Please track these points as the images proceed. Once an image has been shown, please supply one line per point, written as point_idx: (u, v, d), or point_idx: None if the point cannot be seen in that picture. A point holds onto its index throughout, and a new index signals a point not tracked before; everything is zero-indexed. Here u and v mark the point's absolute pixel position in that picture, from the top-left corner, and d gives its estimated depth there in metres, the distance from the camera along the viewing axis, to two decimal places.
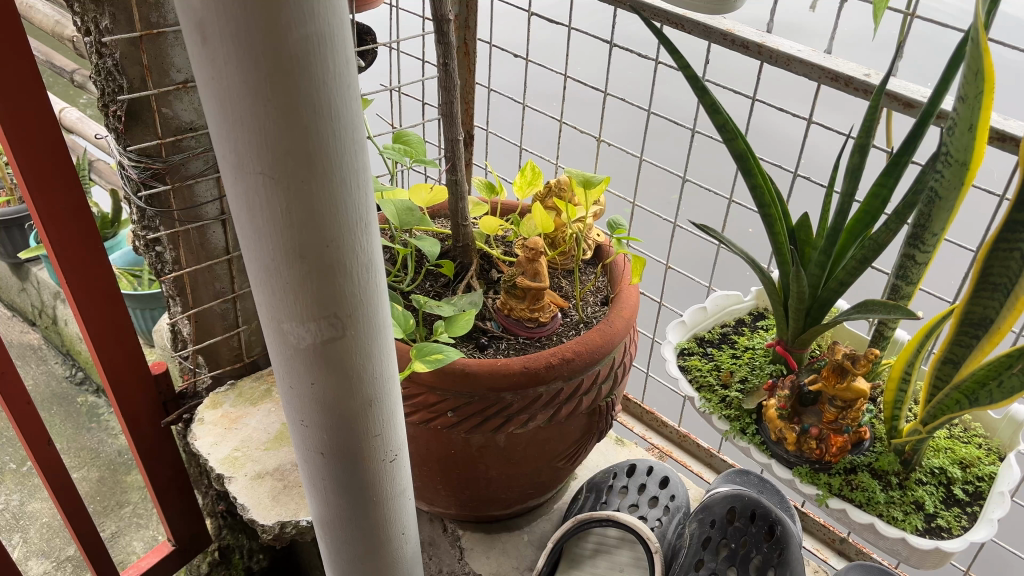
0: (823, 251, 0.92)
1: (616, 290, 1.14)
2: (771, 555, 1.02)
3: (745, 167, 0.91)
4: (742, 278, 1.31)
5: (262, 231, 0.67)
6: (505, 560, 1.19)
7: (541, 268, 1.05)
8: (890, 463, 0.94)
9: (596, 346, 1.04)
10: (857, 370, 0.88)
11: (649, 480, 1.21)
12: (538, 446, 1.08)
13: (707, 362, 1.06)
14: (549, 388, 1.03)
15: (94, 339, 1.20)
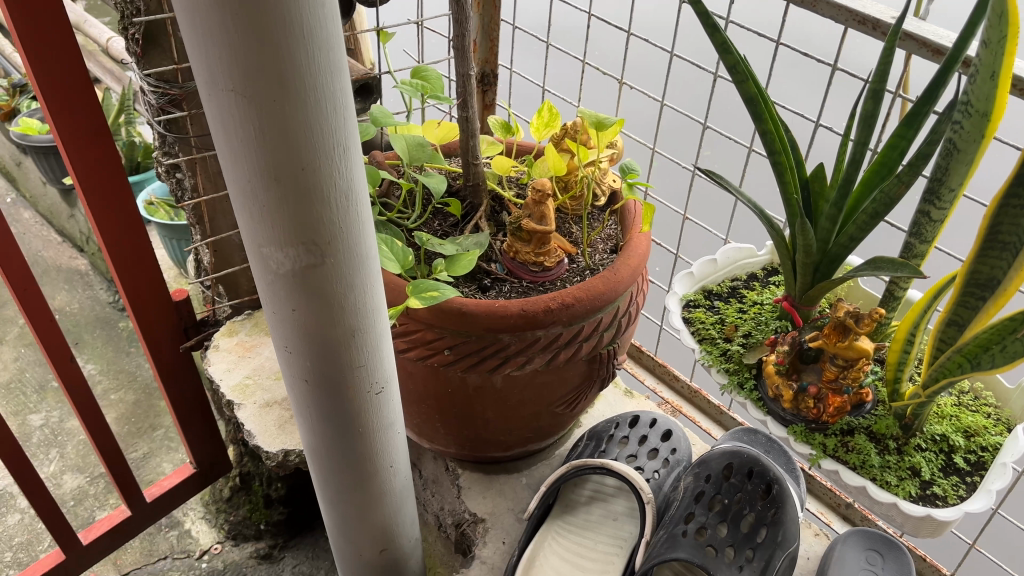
0: (834, 204, 0.88)
1: (626, 238, 1.12)
2: (765, 514, 1.01)
3: (755, 112, 0.87)
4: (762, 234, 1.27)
5: (237, 151, 0.67)
6: (501, 500, 1.19)
7: (548, 212, 1.03)
8: (890, 428, 0.91)
9: (598, 292, 1.03)
10: (858, 328, 0.85)
11: (651, 432, 1.19)
12: (535, 390, 1.08)
13: (712, 316, 1.03)
14: (548, 331, 1.02)
15: (116, 262, 1.21)
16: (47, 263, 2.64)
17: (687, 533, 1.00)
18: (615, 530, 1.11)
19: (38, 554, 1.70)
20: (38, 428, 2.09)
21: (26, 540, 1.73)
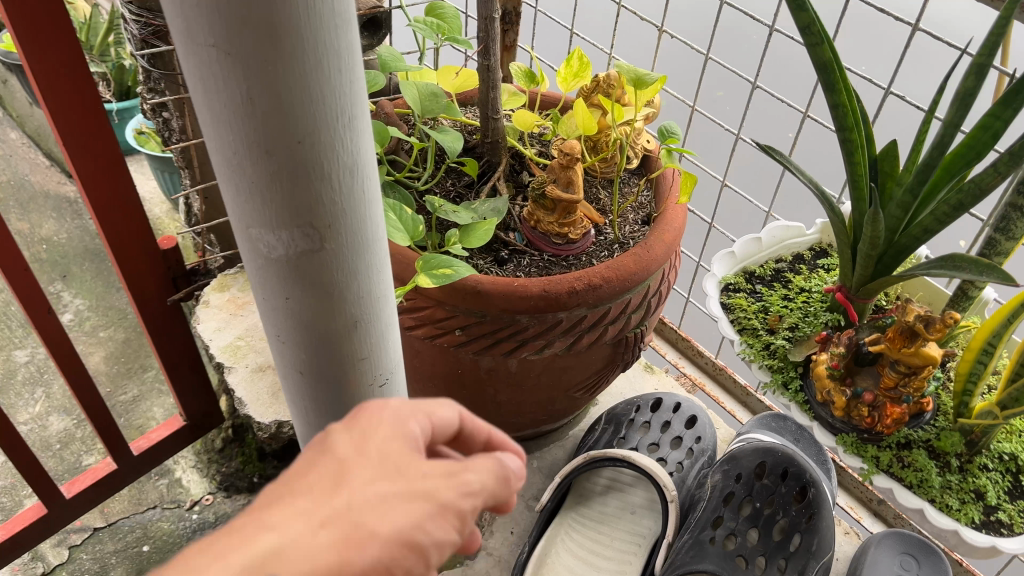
0: (909, 188, 0.77)
1: (660, 209, 1.00)
2: (799, 520, 0.93)
3: (827, 81, 0.75)
4: (806, 206, 1.16)
5: (221, 118, 0.55)
6: (510, 486, 1.10)
7: (575, 179, 0.92)
8: (954, 443, 0.80)
9: (629, 272, 0.92)
10: (927, 334, 0.75)
11: (675, 418, 1.10)
12: (553, 375, 0.98)
13: (754, 303, 0.93)
14: (570, 314, 0.92)
15: (97, 210, 1.08)
16: (34, 189, 2.51)
17: (715, 540, 0.92)
18: (633, 525, 1.03)
19: (22, 500, 1.63)
20: (23, 365, 2.01)
21: (9, 485, 1.65)
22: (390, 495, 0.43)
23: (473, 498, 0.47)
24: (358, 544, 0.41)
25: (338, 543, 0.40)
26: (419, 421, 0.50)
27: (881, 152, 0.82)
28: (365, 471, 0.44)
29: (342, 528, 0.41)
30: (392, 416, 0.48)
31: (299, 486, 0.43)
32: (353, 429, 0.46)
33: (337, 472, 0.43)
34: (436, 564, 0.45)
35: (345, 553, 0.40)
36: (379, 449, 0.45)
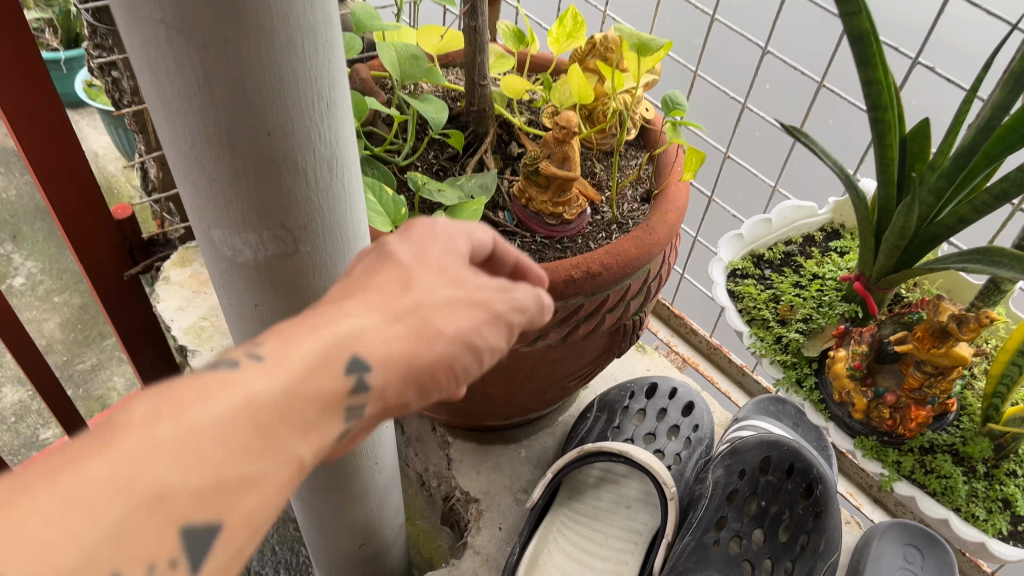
0: (945, 173, 0.70)
1: (660, 186, 0.92)
2: (805, 520, 0.88)
3: (862, 55, 0.67)
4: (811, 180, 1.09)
5: (175, 107, 0.46)
6: (497, 477, 1.03)
7: (571, 154, 0.84)
8: (983, 448, 0.75)
9: (630, 258, 0.85)
10: (960, 335, 0.69)
11: (671, 405, 1.04)
12: (546, 366, 0.91)
13: (764, 291, 0.86)
14: (566, 303, 0.85)
15: (42, 177, 0.98)
16: None
17: (719, 542, 0.87)
18: (628, 520, 0.97)
19: None
20: None
21: None
22: (454, 301, 0.46)
23: (524, 313, 0.49)
24: (428, 339, 0.44)
25: (409, 336, 0.44)
26: (467, 239, 0.51)
27: (912, 130, 0.75)
28: (431, 279, 0.46)
29: (412, 324, 0.44)
30: (447, 231, 0.50)
31: (369, 284, 0.45)
32: (412, 237, 0.48)
33: (403, 276, 0.45)
34: (489, 364, 0.48)
35: (415, 346, 0.44)
36: (440, 258, 0.48)
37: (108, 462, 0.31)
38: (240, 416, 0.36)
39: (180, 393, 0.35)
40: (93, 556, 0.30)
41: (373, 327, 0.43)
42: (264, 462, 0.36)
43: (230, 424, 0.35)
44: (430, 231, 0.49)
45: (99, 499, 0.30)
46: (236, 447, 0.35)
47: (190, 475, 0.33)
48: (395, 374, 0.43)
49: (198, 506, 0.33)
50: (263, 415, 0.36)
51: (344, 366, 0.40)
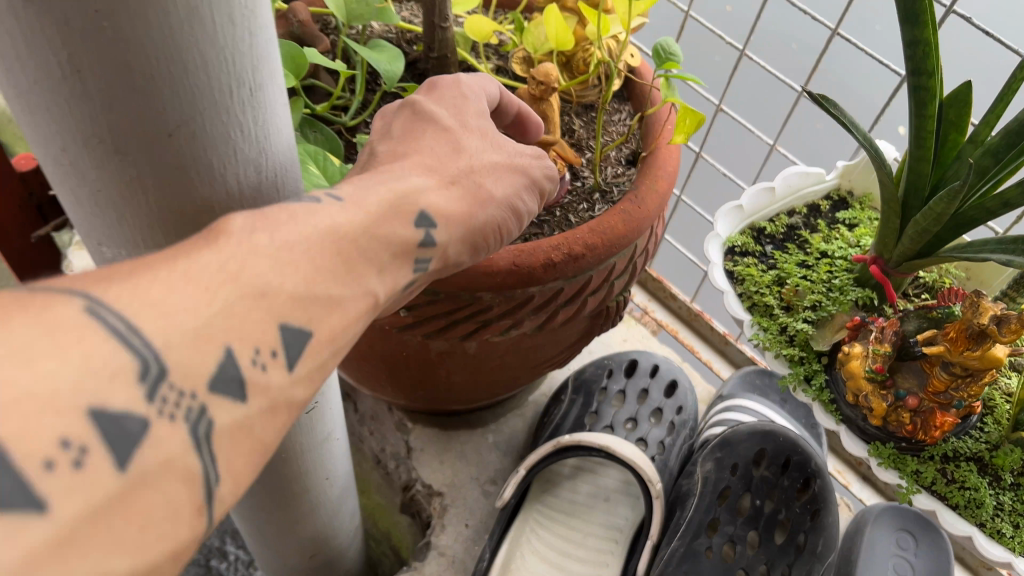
0: (992, 151, 0.61)
1: (649, 147, 0.81)
2: (802, 519, 0.81)
3: (909, 11, 0.55)
4: None
5: (35, 100, 0.33)
6: (462, 467, 0.94)
7: (552, 114, 0.77)
8: (1013, 459, 0.67)
9: (617, 237, 0.74)
10: (999, 338, 0.60)
11: (653, 385, 0.96)
12: (520, 355, 0.80)
13: (766, 272, 0.77)
14: (544, 288, 0.74)
15: None
16: None
17: (711, 550, 0.80)
18: (608, 515, 0.89)
19: None
20: None
21: None
22: (498, 164, 0.57)
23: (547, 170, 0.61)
24: (481, 201, 0.54)
25: (465, 196, 0.54)
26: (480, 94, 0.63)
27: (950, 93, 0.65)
28: (474, 144, 0.57)
29: (466, 186, 0.54)
30: (468, 91, 0.61)
31: (419, 146, 0.55)
32: (443, 98, 0.59)
33: (449, 140, 0.56)
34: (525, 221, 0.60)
35: (471, 206, 0.54)
36: (477, 123, 0.59)
37: (223, 257, 0.35)
38: (327, 240, 0.41)
39: (276, 216, 0.40)
40: (211, 328, 0.34)
41: (433, 189, 0.51)
42: (346, 285, 0.41)
43: (318, 248, 0.40)
44: (457, 94, 0.60)
45: (213, 284, 0.34)
46: (323, 268, 0.40)
47: (287, 281, 0.38)
48: (456, 227, 0.52)
49: (294, 309, 0.38)
50: (346, 243, 0.42)
51: (412, 218, 0.48)
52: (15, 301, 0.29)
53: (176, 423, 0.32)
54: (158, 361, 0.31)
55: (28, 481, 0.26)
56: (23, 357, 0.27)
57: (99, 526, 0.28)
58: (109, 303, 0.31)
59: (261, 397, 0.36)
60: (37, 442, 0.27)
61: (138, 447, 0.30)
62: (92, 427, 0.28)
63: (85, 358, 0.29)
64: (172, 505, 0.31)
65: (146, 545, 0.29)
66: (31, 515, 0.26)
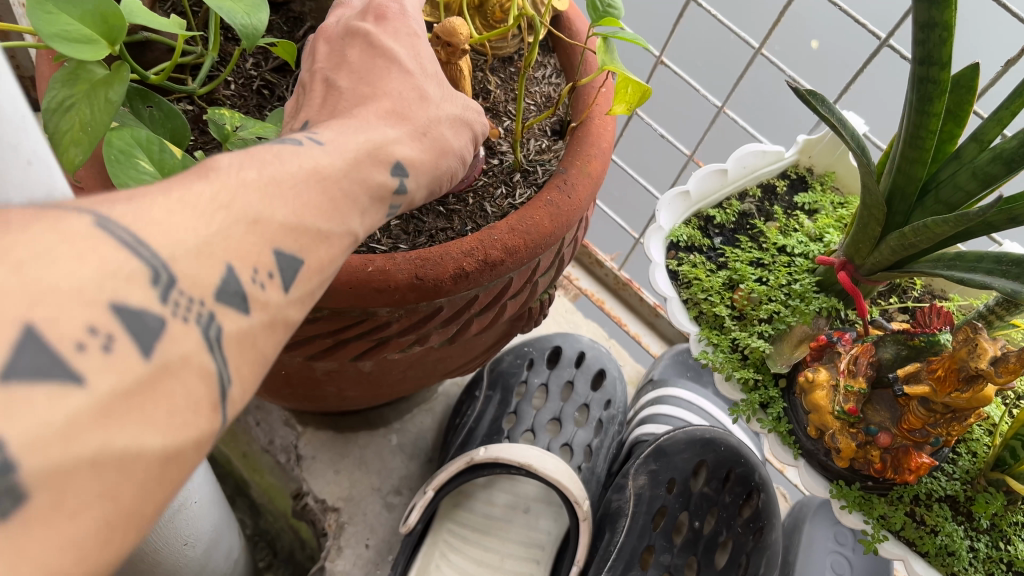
0: (1004, 158, 0.49)
1: (579, 118, 0.67)
2: (745, 540, 0.72)
3: None
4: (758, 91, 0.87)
5: None
6: (360, 476, 0.82)
7: (463, 80, 0.61)
8: (993, 506, 0.58)
9: (541, 238, 0.60)
10: (995, 380, 0.50)
11: (579, 376, 0.85)
12: (424, 367, 0.67)
13: (716, 274, 0.66)
14: (453, 299, 0.60)
15: None
16: None
17: None
18: (527, 530, 0.79)
19: None
20: None
21: None
22: (457, 116, 0.48)
23: None
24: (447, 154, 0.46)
25: (434, 151, 0.44)
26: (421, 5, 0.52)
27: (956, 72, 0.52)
28: (436, 92, 0.47)
29: (434, 138, 0.45)
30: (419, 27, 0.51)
31: (385, 89, 0.45)
32: (399, 34, 0.49)
33: (417, 87, 0.46)
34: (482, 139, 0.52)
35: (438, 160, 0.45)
36: (436, 69, 0.49)
37: (214, 183, 0.30)
38: (313, 182, 0.34)
39: (262, 154, 0.34)
40: (213, 244, 0.28)
41: (402, 138, 0.42)
42: (336, 220, 0.34)
43: (306, 185, 0.34)
44: (412, 31, 0.49)
45: (208, 203, 0.29)
46: (312, 203, 0.33)
47: (277, 210, 0.32)
48: (425, 181, 0.43)
49: (289, 237, 0.32)
50: (333, 184, 0.35)
51: (388, 165, 0.39)
52: (16, 212, 0.24)
53: (189, 325, 0.27)
54: (168, 268, 0.26)
55: (61, 357, 0.22)
56: (40, 258, 0.23)
57: (132, 408, 0.24)
58: (114, 216, 0.26)
59: (262, 314, 0.31)
60: (60, 319, 0.23)
61: (162, 337, 0.26)
62: (115, 316, 0.24)
63: (99, 261, 0.24)
64: (199, 401, 0.26)
65: (180, 432, 0.25)
66: (68, 386, 0.22)
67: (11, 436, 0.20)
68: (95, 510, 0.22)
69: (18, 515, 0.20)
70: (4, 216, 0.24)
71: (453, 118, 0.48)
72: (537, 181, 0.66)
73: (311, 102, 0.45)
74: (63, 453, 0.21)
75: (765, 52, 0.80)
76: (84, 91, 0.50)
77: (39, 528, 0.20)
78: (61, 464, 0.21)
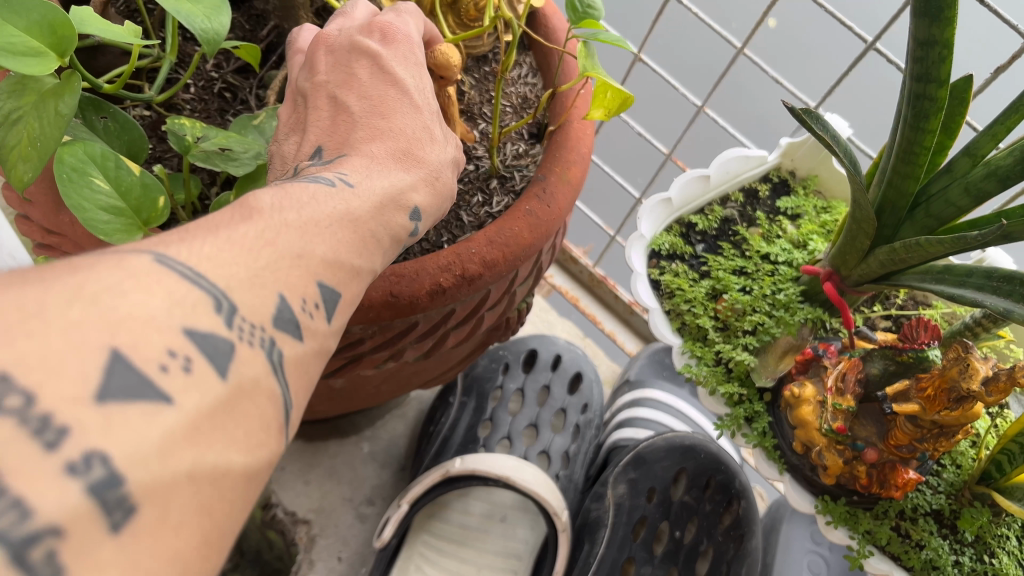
0: (998, 175, 0.47)
1: (557, 122, 0.65)
2: (725, 549, 0.71)
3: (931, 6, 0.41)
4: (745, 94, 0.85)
5: None
6: (332, 487, 0.80)
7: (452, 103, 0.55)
8: (978, 522, 0.57)
9: (520, 251, 0.57)
10: (985, 400, 0.48)
11: (555, 380, 0.84)
12: (398, 380, 0.65)
13: (698, 282, 0.65)
14: (429, 314, 0.57)
15: None
16: None
17: None
18: (504, 540, 0.77)
19: None
20: None
21: None
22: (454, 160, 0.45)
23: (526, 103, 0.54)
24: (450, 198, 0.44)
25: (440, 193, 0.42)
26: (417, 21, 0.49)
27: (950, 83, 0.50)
28: (442, 134, 0.44)
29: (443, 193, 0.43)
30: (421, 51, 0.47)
31: (388, 122, 0.42)
32: (406, 60, 0.45)
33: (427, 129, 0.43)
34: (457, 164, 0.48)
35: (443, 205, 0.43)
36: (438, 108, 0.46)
37: (259, 224, 0.30)
38: (346, 224, 0.34)
39: (297, 194, 0.34)
40: (263, 275, 0.29)
41: (416, 184, 0.40)
42: (366, 257, 0.34)
43: (338, 225, 0.33)
44: (419, 59, 0.46)
45: (255, 241, 0.29)
46: (347, 243, 0.33)
47: (317, 247, 0.32)
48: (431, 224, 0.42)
49: (329, 271, 0.32)
50: (363, 226, 0.35)
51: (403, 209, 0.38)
52: (43, 264, 0.23)
53: (255, 349, 0.27)
54: (227, 297, 0.26)
55: (147, 379, 0.22)
56: (112, 291, 0.23)
57: (215, 425, 0.24)
58: (172, 253, 0.26)
59: (314, 342, 0.30)
60: (141, 343, 0.23)
61: (233, 359, 0.26)
62: (190, 340, 0.24)
63: (165, 292, 0.24)
64: (269, 421, 0.26)
65: (256, 450, 0.25)
66: (156, 405, 0.22)
67: (115, 451, 0.21)
68: (195, 524, 0.22)
69: (129, 529, 0.20)
70: (65, 263, 0.24)
71: (456, 162, 0.45)
72: (514, 188, 0.63)
73: (319, 122, 0.43)
74: (162, 467, 0.21)
75: (747, 52, 0.77)
76: (32, 103, 0.45)
77: (148, 542, 0.20)
78: (162, 478, 0.21)
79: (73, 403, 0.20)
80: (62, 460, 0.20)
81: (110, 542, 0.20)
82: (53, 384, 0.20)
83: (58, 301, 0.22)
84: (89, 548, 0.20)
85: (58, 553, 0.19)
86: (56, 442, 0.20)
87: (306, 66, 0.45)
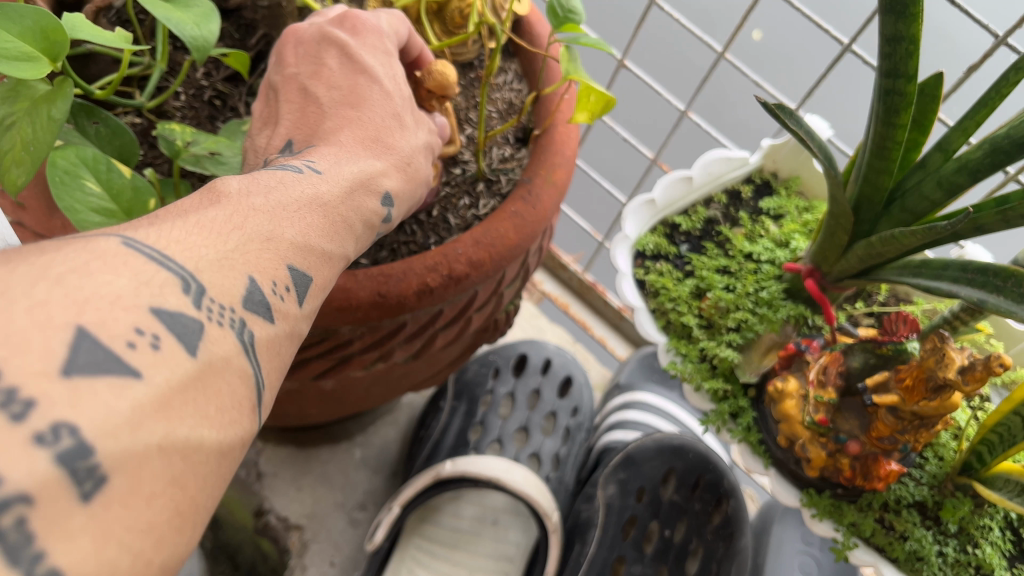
0: (969, 169, 0.48)
1: (543, 126, 0.66)
2: (714, 548, 0.72)
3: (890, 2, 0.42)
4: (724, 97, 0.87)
5: None
6: (323, 492, 0.81)
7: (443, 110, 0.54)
8: (960, 511, 0.58)
9: (504, 252, 0.58)
10: (962, 389, 0.48)
11: (545, 383, 0.84)
12: (387, 383, 0.65)
13: (682, 282, 0.66)
14: (417, 314, 0.58)
15: None
16: None
17: None
18: (496, 543, 0.78)
19: None
20: None
21: None
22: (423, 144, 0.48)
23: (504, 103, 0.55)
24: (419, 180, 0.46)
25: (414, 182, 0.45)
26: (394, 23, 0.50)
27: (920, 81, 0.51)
28: (413, 119, 0.48)
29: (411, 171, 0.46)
30: (393, 46, 0.49)
31: (360, 113, 0.45)
32: (372, 49, 0.48)
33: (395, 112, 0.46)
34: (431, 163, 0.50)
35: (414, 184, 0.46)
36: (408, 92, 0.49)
37: (227, 208, 0.32)
38: (315, 208, 0.36)
39: (268, 178, 0.36)
40: (232, 257, 0.30)
41: (388, 169, 0.43)
42: (336, 240, 0.36)
43: (308, 210, 0.36)
44: (387, 47, 0.49)
45: (222, 225, 0.31)
46: (315, 227, 0.35)
47: (286, 230, 0.34)
48: (404, 209, 0.45)
49: (299, 255, 0.34)
50: (334, 210, 0.38)
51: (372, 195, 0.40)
52: (19, 249, 0.25)
53: (226, 328, 0.28)
54: (196, 278, 0.28)
55: (115, 354, 0.23)
56: (80, 272, 0.24)
57: (186, 401, 0.25)
58: (140, 237, 0.28)
59: (286, 324, 0.32)
60: (108, 321, 0.24)
61: (203, 338, 0.27)
62: (158, 318, 0.25)
63: (132, 273, 0.26)
64: (241, 399, 0.28)
65: (228, 427, 0.26)
66: (125, 378, 0.23)
67: (83, 424, 0.21)
68: (167, 495, 0.23)
69: (99, 498, 0.21)
70: (41, 247, 0.25)
71: (427, 147, 0.48)
72: (501, 191, 0.65)
73: (288, 115, 0.45)
74: (131, 438, 0.22)
75: (729, 56, 0.79)
76: (25, 109, 0.46)
77: (119, 510, 0.21)
78: (132, 450, 0.22)
79: (39, 376, 0.21)
80: (30, 431, 0.21)
81: (82, 511, 0.21)
82: (19, 359, 0.21)
83: (27, 282, 0.23)
84: (60, 514, 0.20)
85: (30, 520, 0.20)
86: (23, 413, 0.21)
87: (275, 60, 0.48)
